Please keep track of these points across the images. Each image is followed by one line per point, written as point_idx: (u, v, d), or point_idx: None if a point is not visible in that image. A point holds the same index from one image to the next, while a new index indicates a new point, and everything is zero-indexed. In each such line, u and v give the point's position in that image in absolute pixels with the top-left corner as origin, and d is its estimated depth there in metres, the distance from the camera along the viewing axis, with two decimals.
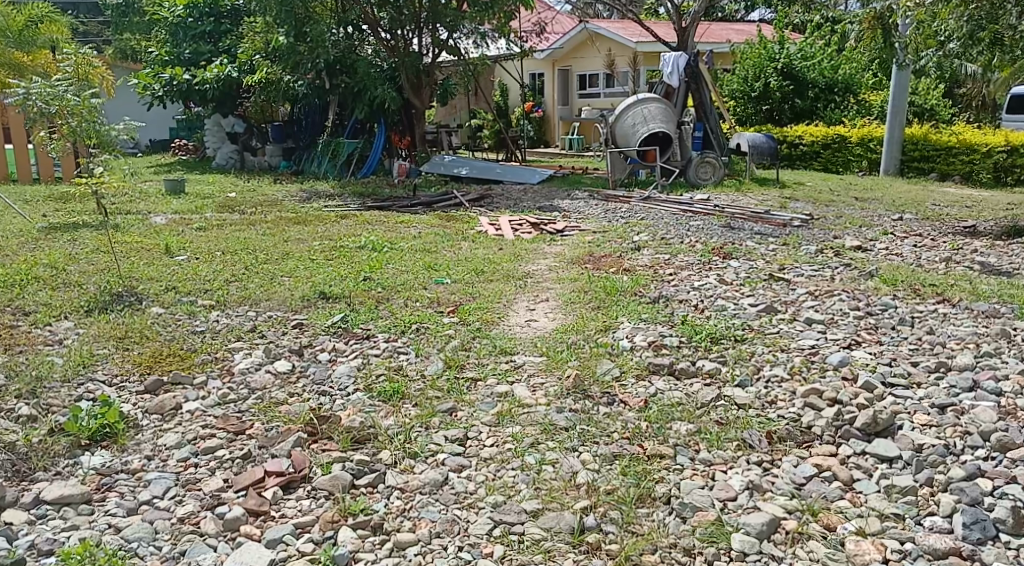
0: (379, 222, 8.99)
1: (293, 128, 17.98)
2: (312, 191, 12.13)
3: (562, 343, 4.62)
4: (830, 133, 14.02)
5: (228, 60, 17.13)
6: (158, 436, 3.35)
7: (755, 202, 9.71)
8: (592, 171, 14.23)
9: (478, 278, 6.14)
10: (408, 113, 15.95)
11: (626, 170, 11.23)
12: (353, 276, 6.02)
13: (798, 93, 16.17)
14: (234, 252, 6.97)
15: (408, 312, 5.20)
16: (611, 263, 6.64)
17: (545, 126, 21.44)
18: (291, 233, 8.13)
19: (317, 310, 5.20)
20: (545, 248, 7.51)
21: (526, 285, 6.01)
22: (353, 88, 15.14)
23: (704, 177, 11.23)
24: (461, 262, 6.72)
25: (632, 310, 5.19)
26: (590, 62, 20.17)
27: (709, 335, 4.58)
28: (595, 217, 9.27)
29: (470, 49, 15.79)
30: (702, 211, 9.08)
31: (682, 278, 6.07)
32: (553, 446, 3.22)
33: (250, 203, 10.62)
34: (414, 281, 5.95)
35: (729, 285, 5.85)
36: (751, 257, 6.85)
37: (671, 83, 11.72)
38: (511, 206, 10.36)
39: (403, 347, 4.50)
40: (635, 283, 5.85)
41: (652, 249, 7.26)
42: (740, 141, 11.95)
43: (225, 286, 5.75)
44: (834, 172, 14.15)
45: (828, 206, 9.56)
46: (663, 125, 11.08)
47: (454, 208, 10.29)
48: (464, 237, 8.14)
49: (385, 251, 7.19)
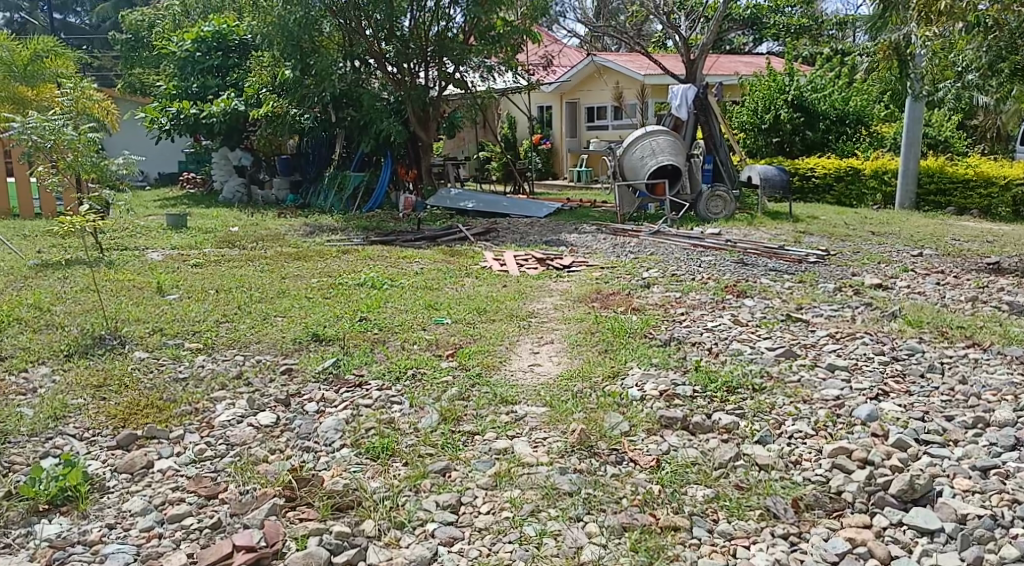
0: (381, 257, 8.75)
1: (301, 161, 17.90)
2: (316, 225, 11.95)
3: (567, 391, 4.32)
4: (843, 166, 13.76)
5: (235, 94, 17.13)
6: (123, 500, 3.07)
7: (768, 237, 9.43)
8: (600, 204, 14.00)
9: (480, 318, 5.87)
10: (414, 146, 15.79)
11: (634, 204, 11.24)
12: (349, 316, 5.75)
13: (809, 125, 15.95)
14: (228, 290, 6.74)
15: (405, 355, 4.92)
16: (620, 301, 6.35)
17: (553, 159, 21.31)
18: (290, 269, 7.90)
19: (308, 354, 4.92)
20: (552, 285, 7.24)
21: (530, 325, 5.72)
22: (359, 121, 15.04)
23: (716, 211, 10.96)
24: (463, 300, 6.45)
25: (641, 354, 4.89)
26: (597, 95, 20.07)
27: (725, 384, 4.27)
28: (603, 252, 9.01)
29: (477, 82, 15.70)
30: (714, 246, 8.79)
31: (695, 318, 5.78)
32: (555, 515, 2.91)
33: (252, 238, 10.43)
34: (413, 322, 5.68)
35: (744, 327, 5.55)
36: (766, 296, 6.55)
37: (680, 115, 11.53)
38: (517, 241, 10.12)
39: (397, 396, 4.22)
40: (645, 323, 5.56)
41: (662, 286, 6.98)
42: (751, 174, 11.71)
43: (214, 327, 5.50)
44: (848, 205, 13.86)
45: (844, 241, 9.26)
46: (671, 157, 10.82)
47: (459, 242, 10.05)
48: (468, 273, 7.89)
49: (385, 289, 6.94)
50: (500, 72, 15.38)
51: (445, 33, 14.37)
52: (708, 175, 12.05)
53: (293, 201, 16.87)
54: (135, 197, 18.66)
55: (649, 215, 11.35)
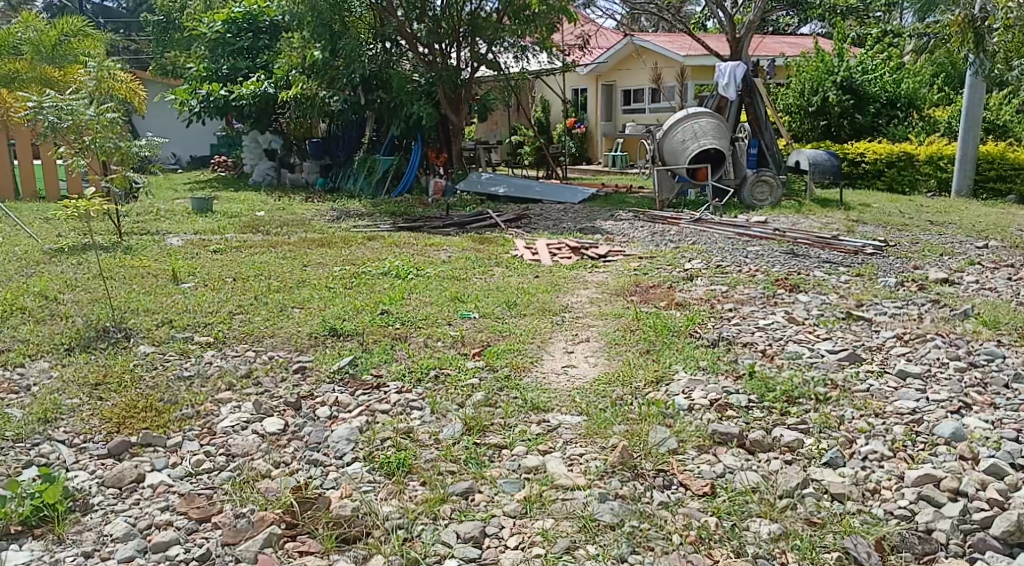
0: (408, 244, 8.38)
1: (331, 145, 17.63)
2: (343, 210, 11.63)
3: (605, 398, 3.89)
4: (896, 151, 13.01)
5: (264, 76, 16.87)
6: (106, 522, 2.74)
7: (817, 226, 8.87)
8: (637, 189, 13.47)
9: (509, 312, 5.45)
10: (445, 129, 15.39)
11: (674, 189, 10.71)
12: (369, 308, 5.38)
13: (859, 107, 15.18)
14: (246, 278, 6.42)
15: (428, 354, 4.53)
16: (661, 295, 5.89)
17: (588, 143, 20.77)
18: (312, 256, 7.56)
19: (324, 350, 4.56)
20: (587, 276, 6.79)
21: (563, 321, 5.28)
22: (390, 104, 14.65)
23: (761, 198, 10.41)
24: (492, 292, 6.04)
25: (687, 356, 4.44)
26: (635, 77, 19.45)
27: (783, 393, 3.80)
28: (641, 240, 8.53)
29: (511, 63, 15.21)
30: (761, 235, 8.25)
31: (744, 316, 5.30)
32: (595, 554, 2.49)
33: (276, 223, 10.14)
34: (439, 315, 5.29)
35: (800, 326, 5.06)
36: (822, 291, 6.03)
37: (727, 95, 10.96)
38: (550, 228, 9.68)
39: (418, 400, 3.83)
40: (689, 320, 5.10)
41: (706, 279, 6.49)
42: (799, 158, 11.09)
43: (227, 319, 5.18)
44: (899, 192, 13.13)
45: (901, 231, 8.65)
46: (715, 141, 10.27)
47: (489, 229, 9.64)
48: (498, 262, 7.47)
49: (410, 278, 6.55)
50: (535, 53, 14.89)
51: (478, 12, 13.88)
52: (752, 160, 11.47)
53: (323, 185, 16.61)
54: (165, 181, 18.56)
55: (689, 202, 10.81)
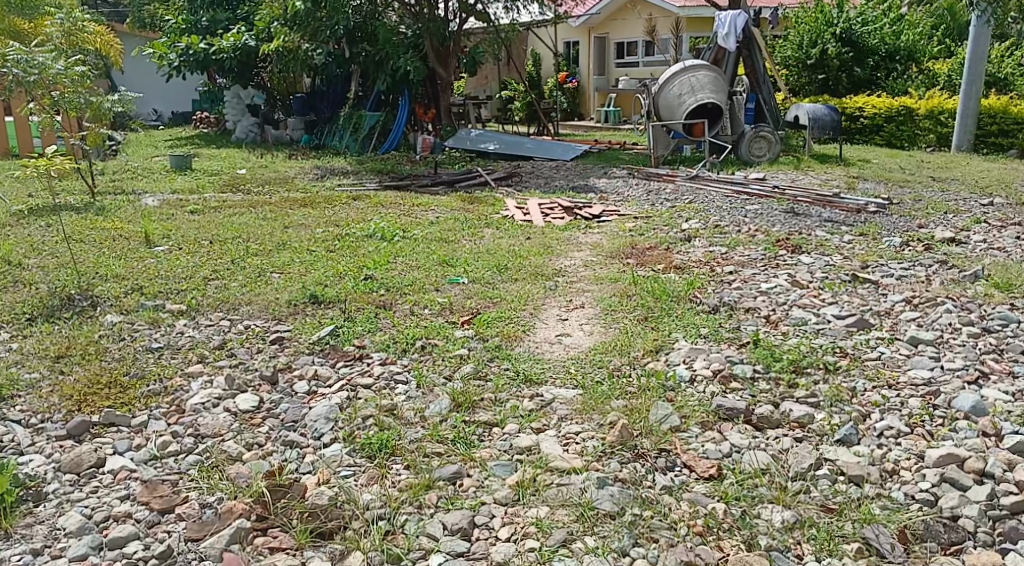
0: (394, 204, 8.07)
1: (316, 101, 17.12)
2: (328, 168, 11.26)
3: (603, 369, 3.66)
4: (896, 105, 12.67)
5: (245, 28, 16.27)
6: (60, 514, 2.51)
7: (817, 182, 8.60)
8: (630, 146, 13.14)
9: (499, 277, 5.19)
10: (433, 85, 14.95)
11: (669, 146, 10.34)
12: (352, 274, 5.11)
13: (858, 60, 14.78)
14: (223, 241, 6.13)
15: (415, 322, 4.28)
16: (658, 258, 5.64)
17: (580, 98, 20.30)
18: (295, 217, 7.26)
19: (304, 319, 4.30)
20: (581, 238, 6.52)
21: (556, 286, 5.04)
22: (375, 58, 14.17)
23: (759, 154, 9.96)
24: (480, 255, 5.78)
25: (686, 324, 4.21)
26: (629, 29, 18.92)
27: (790, 363, 3.59)
28: (636, 199, 8.27)
29: (500, 14, 14.68)
30: (759, 193, 7.99)
31: (744, 279, 5.06)
32: (594, 547, 2.28)
33: (259, 182, 9.80)
34: (425, 280, 5.03)
35: (804, 289, 4.83)
36: (825, 252, 5.79)
37: (727, 45, 10.51)
38: (541, 186, 9.39)
39: (403, 373, 3.59)
40: (689, 284, 4.86)
41: (705, 240, 6.24)
42: (799, 113, 10.72)
43: (202, 285, 4.91)
44: (898, 147, 12.82)
45: (903, 188, 8.39)
46: (712, 94, 9.97)
47: (479, 188, 9.34)
48: (488, 223, 7.20)
49: (396, 241, 6.27)
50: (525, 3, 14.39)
51: None
52: (749, 115, 11.15)
53: (308, 142, 16.14)
54: (146, 138, 18.05)
55: (685, 159, 10.50)
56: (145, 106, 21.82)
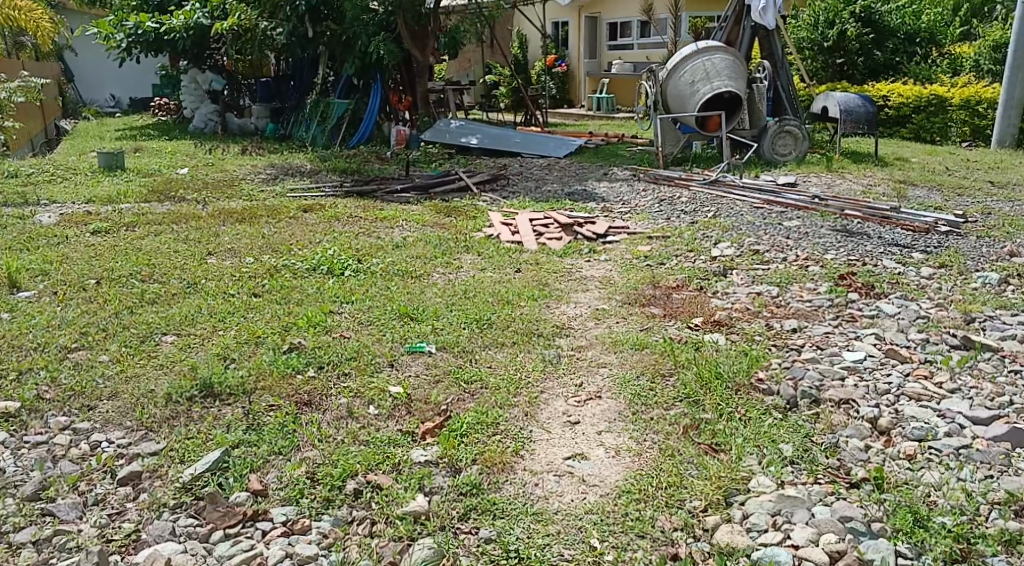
0: (354, 217, 6.63)
1: (282, 86, 15.52)
2: (285, 166, 9.76)
3: (648, 542, 2.26)
4: (925, 93, 11.15)
5: (199, 5, 14.53)
6: None
7: (860, 189, 7.24)
8: (630, 139, 11.71)
9: (478, 340, 3.78)
10: (409, 69, 13.41)
11: (678, 143, 8.94)
12: (274, 340, 3.66)
13: (877, 44, 13.36)
14: (116, 279, 4.64)
15: (354, 433, 2.85)
16: (691, 306, 4.27)
17: (569, 83, 18.83)
18: (224, 238, 5.80)
19: (184, 432, 2.87)
20: (584, 271, 5.14)
21: (558, 356, 3.62)
22: (341, 38, 12.55)
23: (783, 152, 8.73)
24: (457, 301, 4.38)
25: (759, 439, 2.81)
26: (623, 7, 17.48)
27: (951, 537, 2.21)
28: (648, 211, 6.88)
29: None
30: (797, 203, 6.60)
31: (816, 345, 3.70)
32: None
33: (198, 186, 8.30)
34: (376, 349, 3.61)
35: (908, 365, 3.46)
36: (907, 295, 4.42)
37: (766, 20, 9.29)
38: (532, 192, 8.01)
39: (317, 559, 2.17)
40: (745, 359, 3.48)
41: (745, 274, 4.90)
42: (827, 103, 9.26)
43: (55, 361, 3.45)
44: (927, 141, 11.28)
45: (964, 195, 7.02)
46: (729, 83, 8.57)
47: (457, 193, 7.90)
48: (467, 248, 5.80)
49: (346, 277, 4.83)
50: None
51: None
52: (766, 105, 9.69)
53: (273, 132, 14.61)
54: (95, 126, 16.33)
55: (698, 157, 9.12)
56: (101, 92, 20.01)
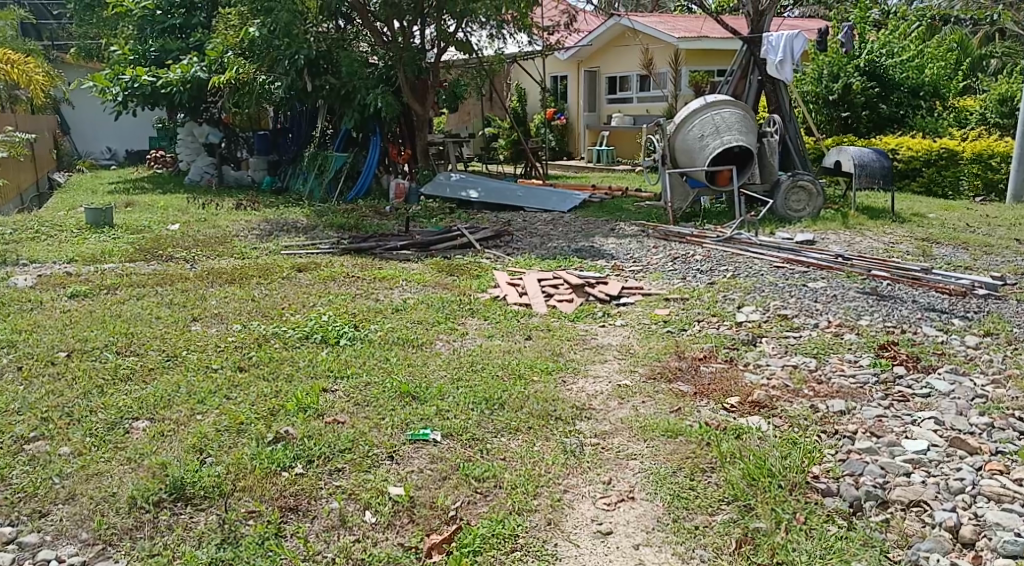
0: (351, 278, 6.26)
1: (280, 138, 15.33)
2: (280, 222, 9.44)
3: None
4: (936, 146, 10.97)
5: (197, 59, 14.44)
6: None
7: (883, 248, 6.91)
8: (634, 193, 11.46)
9: (487, 424, 3.35)
10: (409, 122, 13.22)
11: (688, 198, 8.64)
12: (257, 428, 3.23)
13: (882, 97, 13.28)
14: (89, 353, 4.24)
15: (347, 550, 2.42)
16: (723, 382, 3.86)
17: (568, 136, 18.78)
18: (212, 303, 5.41)
19: (148, 548, 2.44)
20: (600, 338, 4.74)
21: (580, 444, 3.19)
22: (340, 91, 12.37)
23: (797, 207, 8.46)
24: (464, 375, 3.97)
25: (826, 558, 2.38)
26: (623, 61, 17.49)
27: None
28: (661, 270, 6.53)
29: (485, 44, 13.12)
30: (819, 263, 6.24)
31: (870, 431, 3.28)
32: None
33: (188, 244, 7.95)
34: (374, 436, 3.19)
35: (980, 456, 3.03)
36: (958, 368, 4.03)
37: (783, 74, 9.27)
38: (537, 249, 7.67)
39: None
40: (794, 450, 3.06)
41: (776, 344, 4.50)
42: (839, 157, 9.00)
43: (7, 456, 3.01)
44: (939, 195, 11.07)
45: (992, 253, 6.69)
46: (740, 137, 8.33)
47: (459, 251, 7.54)
48: (472, 311, 5.42)
49: (341, 346, 4.42)
50: (512, 32, 12.77)
51: None
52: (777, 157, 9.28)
53: (270, 185, 14.39)
54: (89, 180, 16.07)
55: (708, 212, 8.82)
56: (97, 145, 19.97)
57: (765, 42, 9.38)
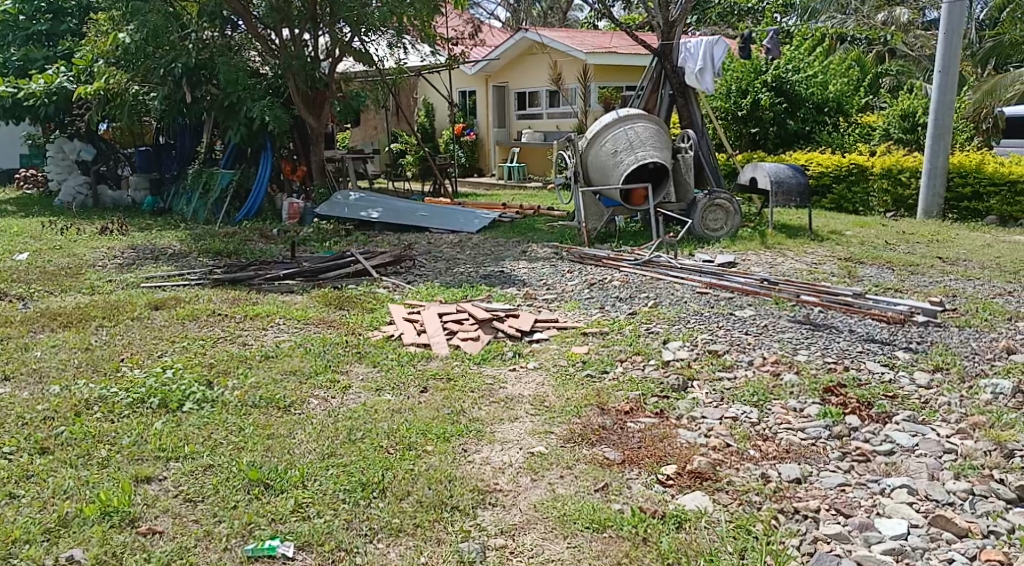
0: (220, 316, 5.32)
1: (164, 154, 14.04)
2: (150, 248, 8.33)
3: None
4: (845, 162, 10.90)
5: (64, 69, 12.90)
6: None
7: (807, 270, 6.51)
8: (546, 211, 10.88)
9: (357, 524, 2.57)
10: (303, 137, 12.22)
11: (602, 218, 8.04)
12: (32, 553, 2.39)
13: (789, 113, 13.24)
14: None
15: None
16: (655, 444, 3.19)
17: (478, 152, 18.20)
18: (34, 357, 4.40)
19: None
20: (508, 387, 4.00)
21: (478, 548, 2.45)
22: (223, 103, 11.27)
23: (715, 226, 8.01)
24: (339, 448, 3.17)
25: None
26: (531, 76, 17.03)
27: None
28: (577, 299, 5.89)
29: (385, 56, 12.31)
30: (746, 288, 5.72)
31: (836, 509, 2.68)
32: None
33: (31, 277, 6.78)
34: (198, 557, 2.39)
35: (972, 541, 2.46)
36: (918, 417, 3.51)
37: (703, 82, 8.93)
38: (440, 275, 6.92)
39: None
40: (749, 545, 2.42)
41: (709, 387, 3.90)
42: (756, 173, 8.64)
43: None
44: (850, 211, 11.00)
45: (917, 274, 6.39)
46: (654, 152, 7.85)
47: (352, 279, 6.67)
48: (360, 354, 4.58)
49: (185, 415, 3.55)
50: (413, 42, 12.05)
51: None
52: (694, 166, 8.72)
53: (151, 206, 13.10)
54: None
55: (623, 233, 8.29)
56: None
57: (684, 50, 9.11)
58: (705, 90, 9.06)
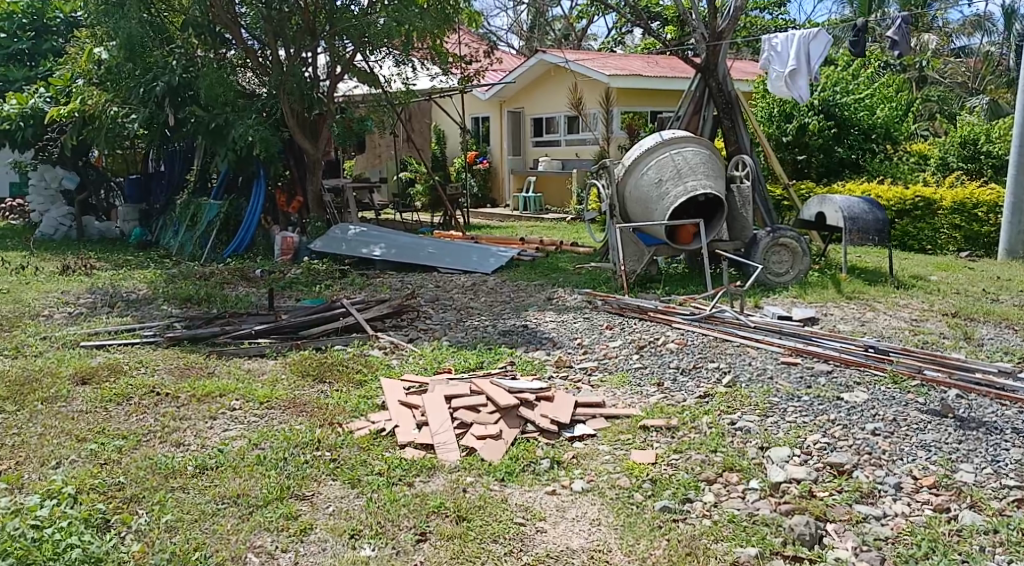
0: (161, 396, 4.04)
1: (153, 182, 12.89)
2: (111, 293, 7.10)
3: None
4: (911, 194, 9.59)
5: (43, 89, 11.79)
6: None
7: (911, 331, 5.18)
8: (572, 247, 9.62)
9: None
10: (300, 163, 11.01)
11: (643, 259, 6.75)
12: None
13: (838, 139, 11.95)
14: None
15: None
16: None
17: (492, 180, 17.05)
18: None
19: None
20: (548, 531, 2.68)
21: None
22: (210, 126, 10.13)
23: (778, 270, 6.71)
24: None
25: None
26: (549, 102, 15.88)
27: None
28: (626, 370, 4.57)
29: (392, 76, 11.16)
30: (848, 360, 4.39)
31: None
32: None
33: None
34: None
35: None
36: None
37: (797, 86, 7.44)
38: (452, 331, 5.64)
39: None
40: None
41: (856, 541, 2.59)
42: (824, 207, 7.32)
43: None
44: (914, 249, 9.69)
45: None
46: (707, 182, 6.58)
47: (342, 336, 5.39)
48: (336, 460, 3.27)
49: None
50: (423, 62, 10.91)
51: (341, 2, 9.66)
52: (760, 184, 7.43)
53: (137, 238, 11.95)
54: None
55: (668, 277, 7.00)
56: None
57: (769, 49, 7.55)
58: (799, 95, 7.49)
